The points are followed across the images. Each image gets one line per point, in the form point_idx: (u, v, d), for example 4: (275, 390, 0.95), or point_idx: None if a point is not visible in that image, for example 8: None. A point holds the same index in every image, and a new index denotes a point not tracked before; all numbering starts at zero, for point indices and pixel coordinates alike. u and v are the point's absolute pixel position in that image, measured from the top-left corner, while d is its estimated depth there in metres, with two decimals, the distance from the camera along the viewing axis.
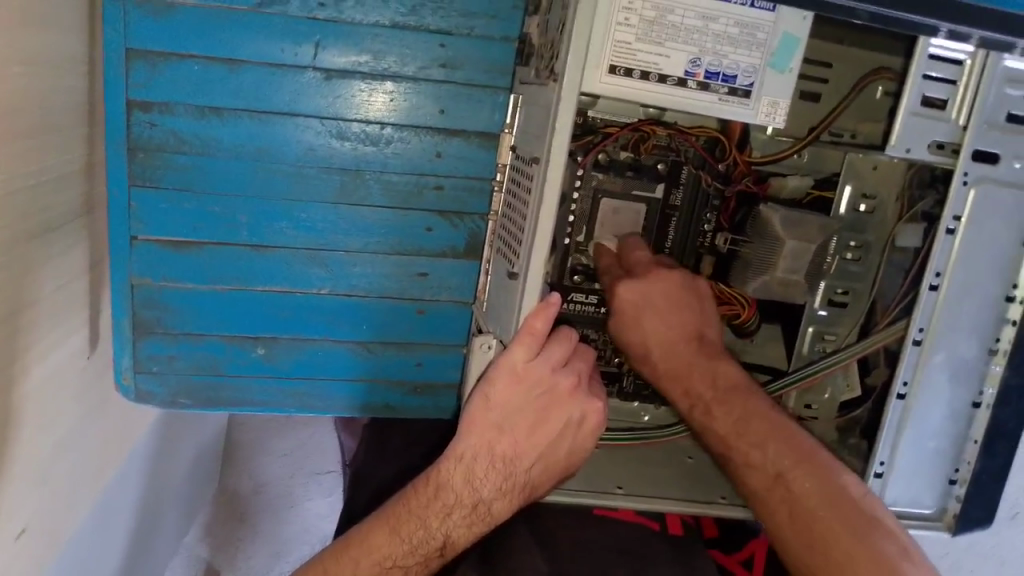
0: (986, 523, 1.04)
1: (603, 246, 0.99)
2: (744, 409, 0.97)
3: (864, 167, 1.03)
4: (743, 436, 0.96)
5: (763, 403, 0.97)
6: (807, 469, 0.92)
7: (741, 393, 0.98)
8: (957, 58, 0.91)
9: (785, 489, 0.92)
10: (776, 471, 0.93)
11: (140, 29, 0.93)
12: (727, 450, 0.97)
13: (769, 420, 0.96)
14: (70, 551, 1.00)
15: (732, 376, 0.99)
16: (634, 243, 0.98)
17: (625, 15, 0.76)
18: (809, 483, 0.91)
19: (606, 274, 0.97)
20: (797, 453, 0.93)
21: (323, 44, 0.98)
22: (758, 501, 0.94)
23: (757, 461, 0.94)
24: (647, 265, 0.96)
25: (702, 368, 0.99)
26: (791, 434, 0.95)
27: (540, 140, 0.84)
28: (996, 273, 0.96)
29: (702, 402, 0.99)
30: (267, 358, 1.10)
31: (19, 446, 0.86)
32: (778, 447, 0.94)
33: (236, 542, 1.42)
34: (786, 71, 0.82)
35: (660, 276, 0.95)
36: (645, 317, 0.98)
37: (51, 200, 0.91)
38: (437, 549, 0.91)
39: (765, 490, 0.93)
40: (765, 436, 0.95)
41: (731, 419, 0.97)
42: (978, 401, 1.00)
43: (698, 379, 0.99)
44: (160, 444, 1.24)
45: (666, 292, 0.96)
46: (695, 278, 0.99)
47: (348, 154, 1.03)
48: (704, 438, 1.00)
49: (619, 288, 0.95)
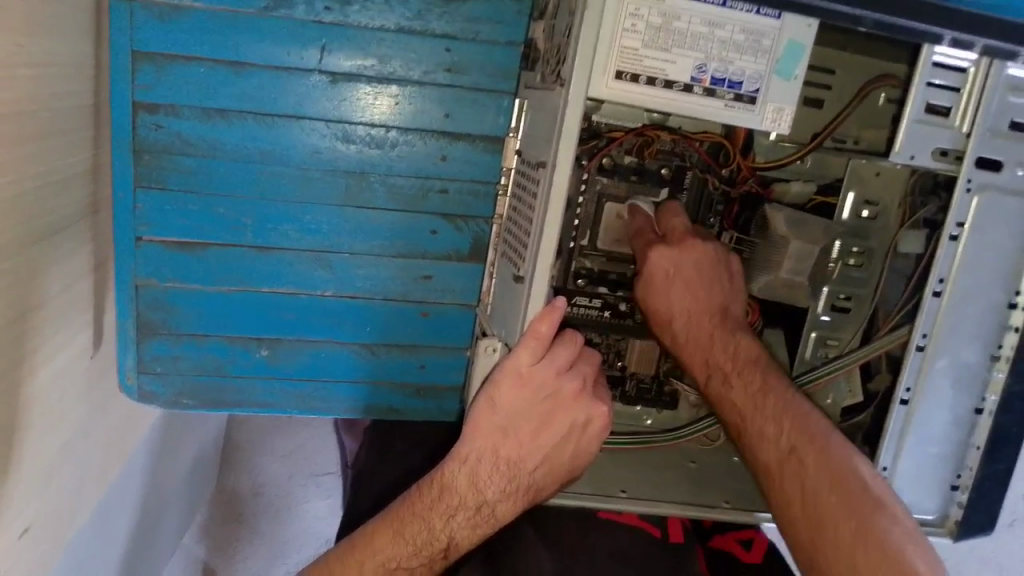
0: (988, 529, 1.04)
1: (638, 207, 0.98)
2: (763, 381, 0.97)
3: (867, 171, 1.03)
4: (760, 410, 0.96)
5: (780, 378, 0.98)
6: (821, 447, 0.92)
7: (760, 366, 0.98)
8: (961, 67, 0.92)
9: (797, 464, 0.92)
10: (790, 445, 0.93)
11: (146, 31, 0.94)
12: (741, 423, 0.98)
13: (785, 395, 0.96)
14: (75, 551, 1.01)
15: (751, 349, 1.00)
16: (675, 209, 0.98)
17: (632, 21, 0.77)
18: (822, 461, 0.91)
19: (638, 238, 0.97)
20: (812, 430, 0.94)
21: (328, 47, 0.98)
22: (769, 475, 0.94)
23: (772, 435, 0.95)
24: (684, 234, 0.96)
25: (722, 339, 1.00)
26: (806, 410, 0.95)
27: (546, 145, 0.84)
28: (998, 280, 0.97)
29: (720, 372, 0.99)
30: (271, 359, 1.11)
31: (26, 445, 0.87)
32: (794, 422, 0.94)
33: (235, 542, 1.43)
34: (791, 78, 0.82)
35: (696, 248, 0.96)
36: (674, 284, 0.97)
37: (57, 202, 0.92)
38: (440, 551, 0.91)
39: (777, 464, 0.94)
40: (781, 411, 0.95)
41: (747, 391, 0.98)
42: (979, 407, 1.00)
43: (718, 350, 0.99)
44: (162, 443, 1.24)
45: (698, 264, 0.97)
46: (727, 255, 1.00)
47: (353, 157, 1.03)
48: (719, 407, 1.00)
49: (653, 250, 0.95)
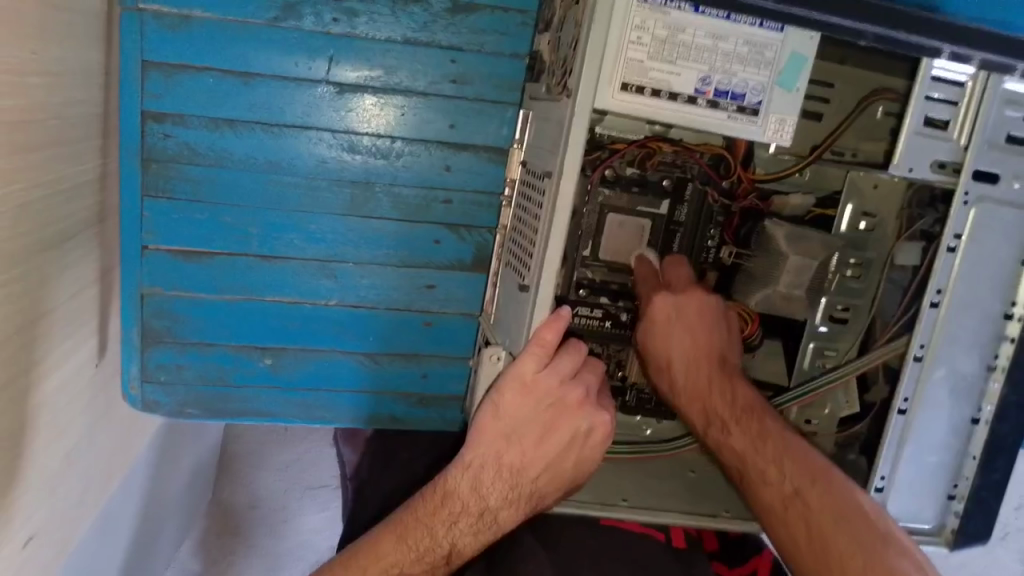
0: (987, 539, 1.04)
1: (646, 257, 1.01)
2: (761, 427, 0.98)
3: (865, 185, 1.05)
4: (760, 453, 0.97)
5: (779, 423, 0.99)
6: (823, 488, 0.93)
7: (758, 412, 1.00)
8: (958, 80, 0.94)
9: (802, 506, 0.93)
10: (793, 488, 0.94)
11: (156, 41, 0.95)
12: (743, 468, 0.98)
13: (785, 439, 0.97)
14: (74, 559, 1.00)
15: (750, 397, 1.01)
16: (678, 260, 1.01)
17: (637, 33, 0.78)
18: (825, 501, 0.92)
19: (643, 283, 0.99)
20: (812, 471, 0.94)
21: (336, 59, 0.99)
22: (776, 520, 0.94)
23: (774, 478, 0.95)
24: (687, 283, 1.00)
25: (721, 388, 1.01)
26: (805, 453, 0.96)
27: (552, 155, 0.85)
28: (995, 291, 0.98)
29: (719, 420, 1.01)
30: (274, 369, 1.11)
31: (31, 454, 0.87)
32: (794, 464, 0.95)
33: (229, 555, 1.40)
34: (793, 90, 0.84)
35: (697, 296, 1.00)
36: (676, 331, 0.99)
37: (66, 210, 0.92)
38: (442, 558, 0.91)
39: (782, 507, 0.94)
40: (782, 454, 0.96)
41: (747, 436, 0.98)
42: (977, 417, 1.01)
43: (717, 399, 1.01)
44: (161, 454, 1.23)
45: (699, 310, 1.00)
46: (727, 310, 1.03)
47: (358, 167, 1.04)
48: (719, 455, 1.01)
49: (657, 295, 0.97)
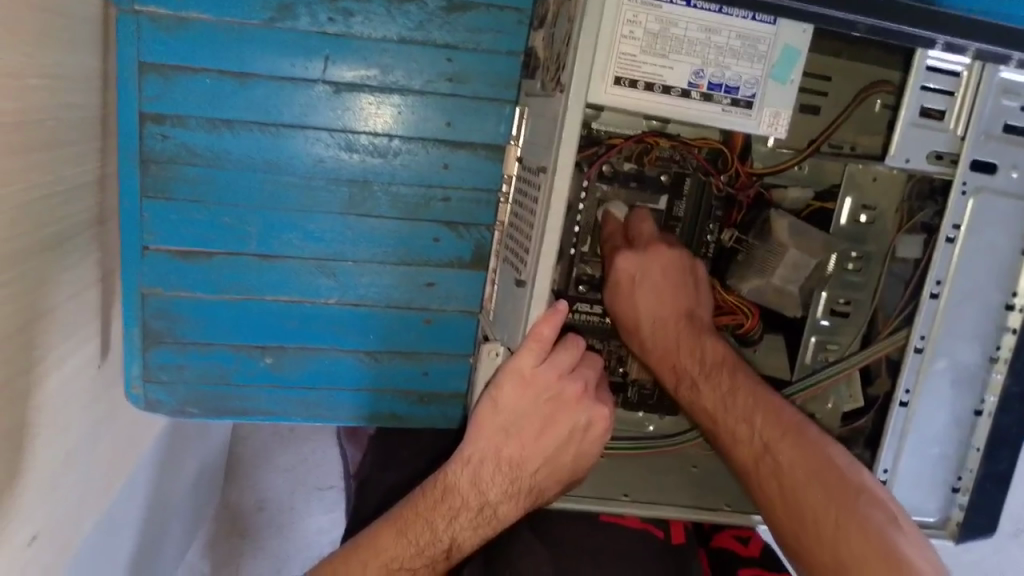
0: (990, 531, 1.04)
1: (611, 214, 0.99)
2: (732, 383, 0.97)
3: (864, 178, 1.05)
4: (731, 410, 0.97)
5: (750, 376, 0.98)
6: (794, 441, 0.93)
7: (729, 367, 0.98)
8: (954, 70, 0.93)
9: (773, 462, 0.93)
10: (763, 443, 0.94)
11: (153, 43, 0.95)
12: (714, 425, 0.98)
13: (756, 392, 0.97)
14: (82, 557, 1.01)
15: (720, 350, 0.99)
16: (642, 216, 0.98)
17: (630, 28, 0.78)
18: (796, 455, 0.92)
19: (608, 243, 0.98)
20: (783, 426, 0.94)
21: (332, 58, 1.00)
22: (747, 474, 0.95)
23: (744, 436, 0.95)
24: (651, 240, 0.97)
25: (690, 344, 0.99)
26: (778, 407, 0.96)
27: (546, 150, 0.86)
28: (997, 281, 0.98)
29: (689, 377, 0.99)
30: (275, 367, 1.11)
31: (32, 452, 0.87)
32: (766, 421, 0.95)
33: (238, 558, 1.42)
34: (787, 83, 0.84)
35: (663, 252, 0.96)
36: (640, 291, 0.98)
37: (65, 211, 0.93)
38: (442, 552, 0.91)
39: (753, 463, 0.95)
40: (752, 409, 0.95)
41: (717, 393, 0.98)
42: (979, 409, 1.01)
43: (685, 357, 0.99)
44: (166, 454, 1.24)
45: (664, 270, 0.97)
46: (693, 260, 1.00)
47: (356, 166, 1.04)
48: (691, 411, 1.01)
49: (618, 256, 0.95)
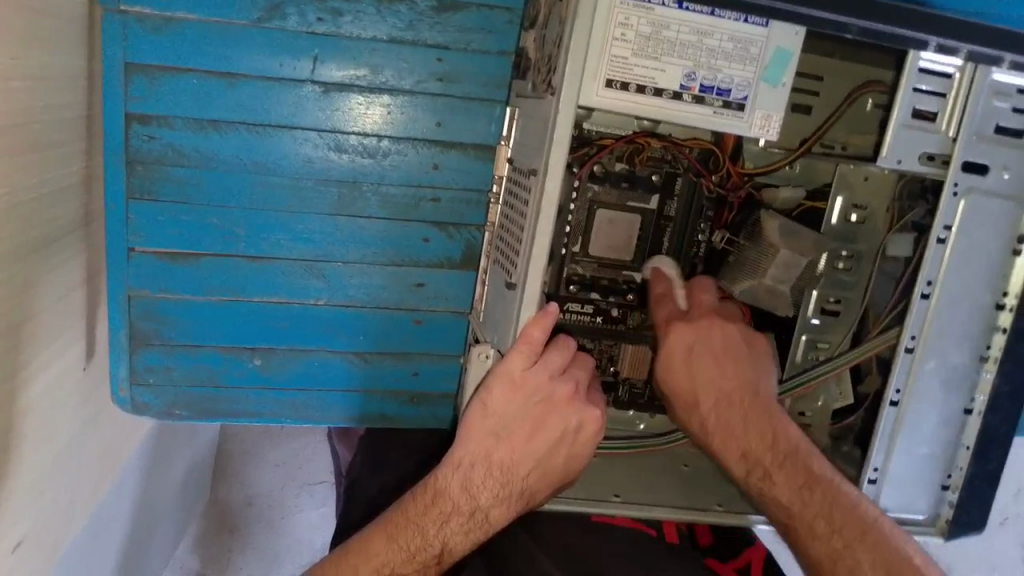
0: (979, 530, 1.04)
1: (663, 270, 1.01)
2: (808, 475, 0.93)
3: (855, 177, 1.05)
4: (807, 503, 0.92)
5: (827, 469, 0.95)
6: (873, 543, 0.89)
7: (803, 456, 0.95)
8: (946, 72, 0.92)
9: (852, 563, 0.88)
10: (841, 543, 0.90)
11: (139, 42, 0.94)
12: (788, 518, 0.93)
13: (832, 485, 0.93)
14: (69, 560, 1.00)
15: (793, 437, 0.96)
16: (704, 286, 1.02)
17: (621, 30, 0.78)
18: (876, 558, 0.88)
19: (660, 305, 1.00)
20: (863, 524, 0.90)
21: (320, 58, 0.99)
22: (821, 573, 0.91)
23: (822, 532, 0.91)
24: (709, 311, 1.00)
25: (760, 428, 0.96)
26: (855, 502, 0.92)
27: (537, 153, 0.85)
28: (986, 281, 0.98)
29: (761, 467, 0.96)
30: (264, 369, 1.11)
31: (19, 457, 0.86)
32: (844, 517, 0.91)
33: (229, 552, 1.42)
34: (779, 85, 0.83)
35: (722, 325, 0.99)
36: (700, 363, 0.99)
37: (51, 213, 0.92)
38: (432, 557, 0.91)
39: (829, 562, 0.90)
40: (830, 505, 0.91)
41: (792, 485, 0.94)
42: (969, 408, 1.01)
43: (755, 441, 0.96)
44: (155, 456, 1.23)
45: (726, 341, 0.99)
46: (753, 334, 1.01)
47: (345, 166, 1.03)
48: (762, 502, 0.96)
49: (674, 326, 0.98)
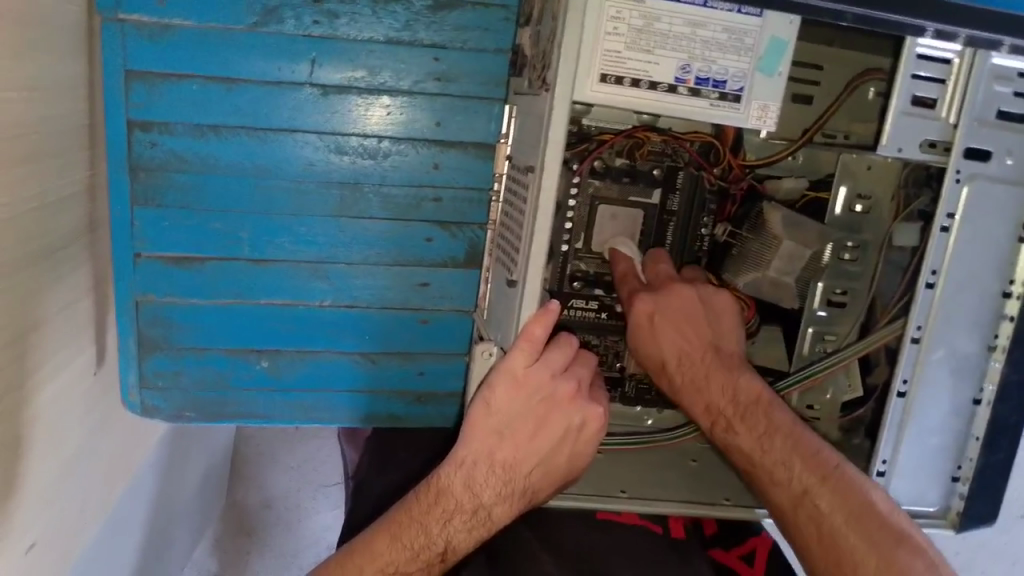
0: (992, 520, 1.03)
1: (619, 251, 1.00)
2: (769, 423, 0.97)
3: (858, 166, 1.03)
4: (768, 451, 0.96)
5: (789, 417, 0.97)
6: (833, 486, 0.92)
7: (763, 407, 0.98)
8: (945, 57, 0.92)
9: (812, 507, 0.92)
10: (802, 488, 0.93)
11: (139, 51, 0.95)
12: (751, 467, 0.97)
13: (793, 432, 0.96)
14: (83, 564, 1.02)
15: (754, 390, 0.99)
16: (660, 256, 1.01)
17: (613, 24, 0.78)
18: (836, 500, 0.91)
19: (624, 283, 0.99)
20: (822, 468, 0.93)
21: (318, 61, 0.99)
22: (785, 518, 0.95)
23: (783, 478, 0.95)
24: (668, 279, 1.00)
25: (721, 382, 1.00)
26: (814, 447, 0.95)
27: (533, 150, 0.85)
28: (993, 269, 0.97)
29: (724, 418, 1.00)
30: (272, 371, 1.12)
31: (29, 463, 0.88)
32: (804, 462, 0.94)
33: (246, 555, 1.44)
34: (775, 75, 0.83)
35: (682, 289, 0.99)
36: (664, 327, 0.99)
37: (55, 222, 0.93)
38: (437, 555, 0.92)
39: (792, 508, 0.94)
40: (791, 453, 0.95)
41: (754, 434, 0.97)
42: (978, 398, 1.00)
43: (717, 395, 1.00)
44: (169, 459, 1.24)
45: (685, 305, 0.99)
46: (716, 291, 1.01)
47: (346, 168, 1.04)
48: (728, 454, 1.00)
49: (637, 298, 0.98)
